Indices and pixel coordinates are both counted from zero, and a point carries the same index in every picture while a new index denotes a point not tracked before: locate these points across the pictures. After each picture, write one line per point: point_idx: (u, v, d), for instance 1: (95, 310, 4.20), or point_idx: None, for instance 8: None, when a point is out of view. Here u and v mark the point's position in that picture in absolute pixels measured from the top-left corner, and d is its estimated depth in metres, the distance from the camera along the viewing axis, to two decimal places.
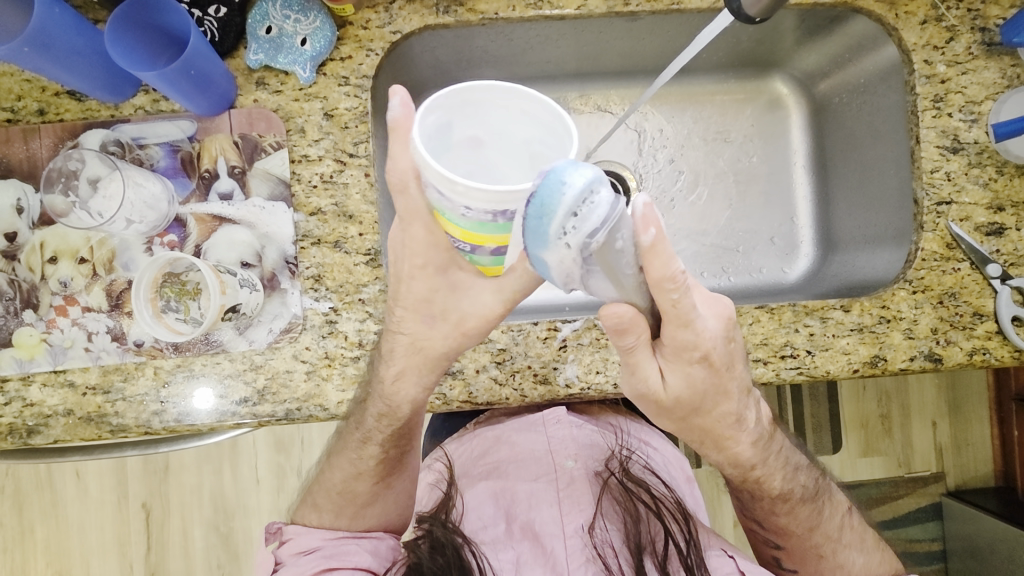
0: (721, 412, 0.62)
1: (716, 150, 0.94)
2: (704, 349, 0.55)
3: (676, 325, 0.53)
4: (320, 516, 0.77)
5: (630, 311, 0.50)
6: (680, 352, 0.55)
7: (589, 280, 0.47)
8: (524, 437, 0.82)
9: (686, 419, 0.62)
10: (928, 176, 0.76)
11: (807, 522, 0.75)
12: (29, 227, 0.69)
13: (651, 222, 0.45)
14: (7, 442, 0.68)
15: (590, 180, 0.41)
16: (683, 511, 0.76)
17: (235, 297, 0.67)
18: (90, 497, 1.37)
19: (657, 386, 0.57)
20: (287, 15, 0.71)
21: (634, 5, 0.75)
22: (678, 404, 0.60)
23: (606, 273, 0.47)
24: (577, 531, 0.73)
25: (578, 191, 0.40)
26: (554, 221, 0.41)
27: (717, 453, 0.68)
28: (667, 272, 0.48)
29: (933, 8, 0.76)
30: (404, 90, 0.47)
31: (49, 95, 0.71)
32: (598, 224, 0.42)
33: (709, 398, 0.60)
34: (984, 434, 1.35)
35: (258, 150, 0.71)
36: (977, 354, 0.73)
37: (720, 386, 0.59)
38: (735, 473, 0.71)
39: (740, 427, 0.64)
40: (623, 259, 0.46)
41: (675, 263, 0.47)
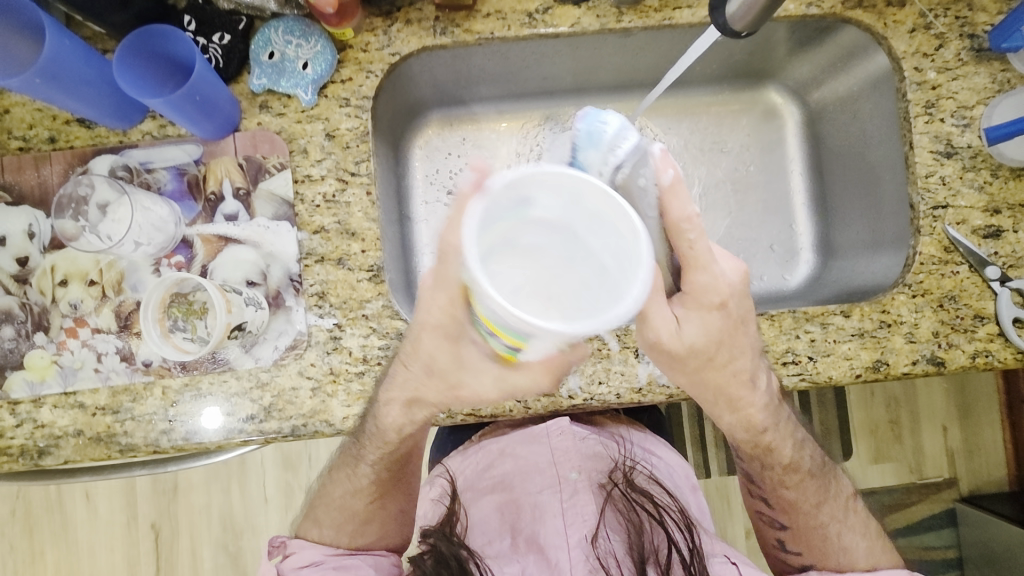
0: (736, 367, 0.65)
1: (712, 160, 0.95)
2: (722, 297, 0.61)
3: (695, 267, 0.59)
4: (322, 529, 0.77)
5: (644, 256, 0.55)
6: (700, 298, 0.61)
7: None
8: (529, 449, 0.82)
9: (700, 371, 0.65)
10: (924, 181, 0.76)
11: (816, 502, 0.76)
12: (41, 252, 0.71)
13: (669, 164, 0.56)
14: (19, 464, 0.69)
15: (620, 124, 0.57)
16: (688, 521, 0.76)
17: (240, 316, 0.70)
18: (99, 518, 1.37)
19: (672, 334, 0.61)
20: (288, 41, 0.73)
21: (627, 21, 0.76)
22: (693, 353, 0.63)
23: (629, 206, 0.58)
24: (580, 543, 0.73)
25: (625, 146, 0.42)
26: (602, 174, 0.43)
27: (732, 414, 0.70)
28: (684, 213, 0.56)
29: (921, 17, 0.78)
30: (480, 163, 0.48)
31: (60, 124, 0.73)
32: (624, 159, 0.57)
33: (723, 349, 0.63)
34: (996, 438, 1.34)
35: (262, 172, 0.72)
36: (980, 357, 0.73)
37: (736, 341, 0.63)
38: (748, 438, 0.72)
39: (753, 389, 0.67)
40: (643, 196, 0.58)
41: (691, 206, 0.56)
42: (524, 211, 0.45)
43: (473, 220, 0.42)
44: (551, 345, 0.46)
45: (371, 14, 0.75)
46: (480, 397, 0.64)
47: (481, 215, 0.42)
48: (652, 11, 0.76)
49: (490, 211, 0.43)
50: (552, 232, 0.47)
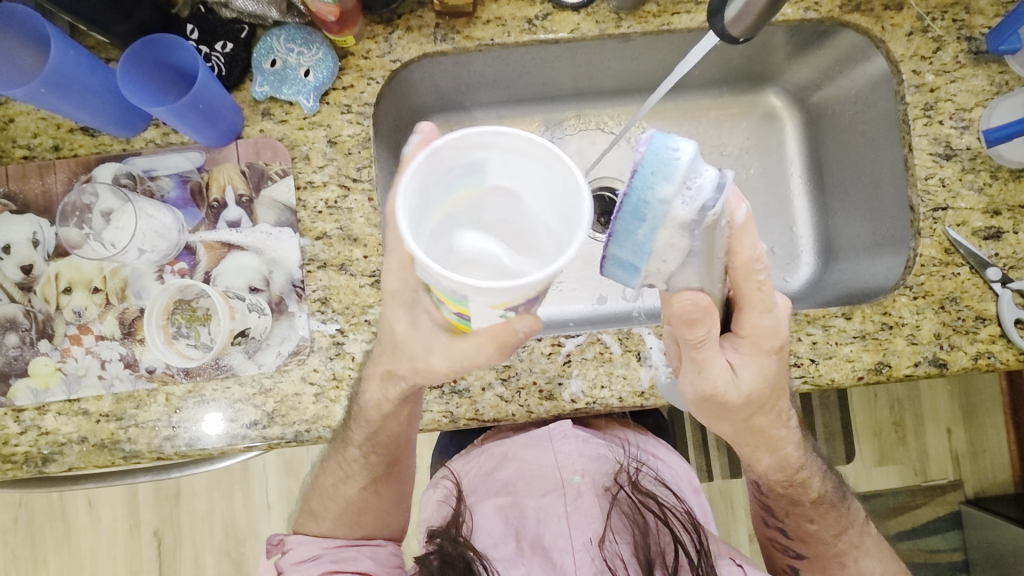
0: (780, 410, 0.64)
1: (712, 163, 0.95)
2: (780, 340, 0.59)
3: (757, 311, 0.57)
4: (319, 523, 0.77)
5: (708, 300, 0.52)
6: (757, 343, 0.59)
7: (686, 265, 0.49)
8: (532, 453, 0.82)
9: (752, 418, 0.63)
10: (923, 183, 0.77)
11: (833, 527, 0.75)
12: (45, 259, 0.71)
13: (742, 201, 0.50)
14: (23, 471, 0.70)
15: (695, 151, 0.43)
16: (693, 522, 0.76)
17: (244, 322, 0.69)
18: (102, 526, 1.37)
19: (730, 381, 0.59)
20: (290, 49, 0.74)
21: (625, 27, 0.77)
22: (750, 401, 0.60)
23: (703, 254, 0.48)
24: (586, 545, 0.73)
25: (690, 158, 0.43)
26: (665, 190, 0.43)
27: (770, 456, 0.69)
28: (753, 253, 0.52)
29: (919, 20, 0.78)
30: (429, 126, 0.53)
31: (63, 132, 0.73)
32: (708, 198, 0.43)
33: (775, 394, 0.62)
34: (1000, 440, 1.34)
35: (264, 178, 0.73)
36: (982, 358, 0.73)
37: (781, 381, 0.62)
38: (782, 478, 0.71)
39: (789, 424, 0.67)
40: (720, 235, 0.48)
41: (760, 245, 0.53)
42: (479, 177, 0.44)
43: (415, 176, 0.41)
44: (493, 310, 0.46)
45: (372, 21, 0.76)
46: (433, 370, 0.58)
47: (424, 170, 0.42)
48: (650, 16, 0.77)
49: (439, 169, 0.43)
50: (510, 201, 0.45)
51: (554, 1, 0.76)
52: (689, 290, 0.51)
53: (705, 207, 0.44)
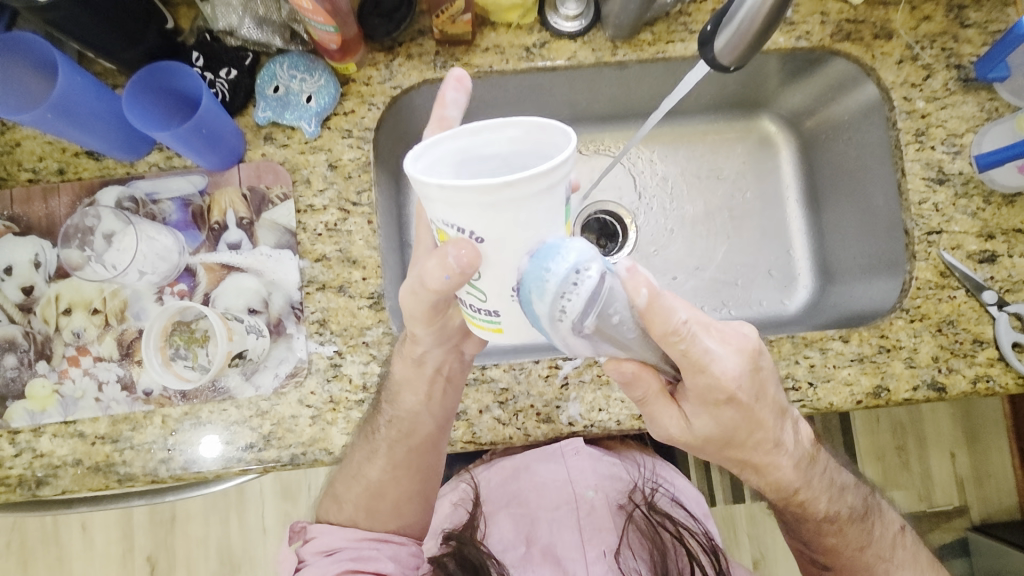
0: (758, 438, 0.62)
1: (709, 187, 0.97)
2: (728, 391, 0.56)
3: (692, 372, 0.54)
4: (341, 507, 0.76)
5: (634, 366, 0.55)
6: (703, 397, 0.56)
7: (598, 347, 0.50)
8: (545, 467, 0.81)
9: (723, 451, 0.63)
10: (916, 208, 0.78)
11: (856, 540, 0.73)
12: (46, 281, 0.72)
13: (640, 284, 0.47)
14: (16, 494, 0.69)
15: (580, 257, 0.43)
16: (712, 544, 0.78)
17: (242, 343, 0.71)
18: (95, 551, 1.35)
19: (681, 428, 0.59)
20: (293, 75, 0.75)
21: (621, 55, 0.79)
22: (709, 440, 0.61)
23: (608, 340, 0.50)
24: (599, 559, 0.75)
25: (561, 276, 0.42)
26: (540, 308, 0.43)
27: (760, 477, 0.68)
28: (669, 326, 0.49)
29: (909, 48, 0.80)
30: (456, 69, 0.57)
31: (69, 156, 0.74)
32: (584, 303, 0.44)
33: (742, 431, 0.60)
34: (1005, 464, 1.32)
35: (265, 202, 0.74)
36: (981, 382, 0.73)
37: (755, 420, 0.60)
38: (779, 497, 0.70)
39: (779, 452, 0.64)
40: (622, 324, 0.49)
41: (675, 317, 0.49)
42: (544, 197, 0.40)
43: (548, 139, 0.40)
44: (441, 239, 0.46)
45: (374, 49, 0.77)
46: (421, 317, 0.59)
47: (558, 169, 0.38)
48: (646, 45, 0.79)
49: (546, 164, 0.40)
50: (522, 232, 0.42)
51: (551, 30, 0.78)
52: (621, 361, 0.55)
53: (580, 316, 0.45)
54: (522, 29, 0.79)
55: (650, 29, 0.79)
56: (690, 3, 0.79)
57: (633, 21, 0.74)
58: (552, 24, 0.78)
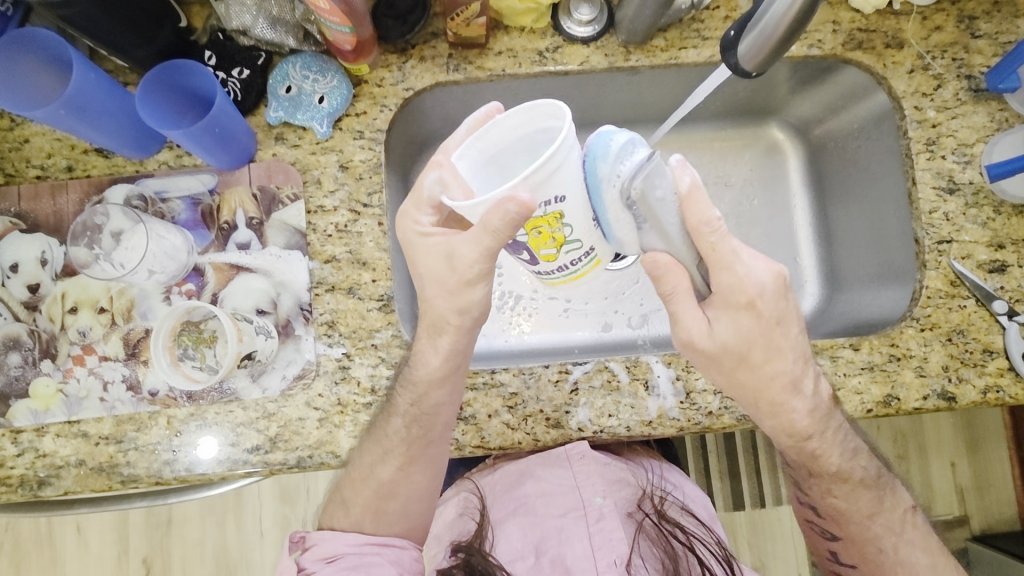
0: (774, 371, 0.63)
1: (717, 193, 0.96)
2: (751, 296, 0.59)
3: (718, 268, 0.59)
4: (349, 512, 0.74)
5: (666, 258, 0.59)
6: (727, 299, 0.60)
7: (640, 229, 0.58)
8: (551, 473, 0.79)
9: (735, 372, 0.63)
10: (927, 217, 0.77)
11: (867, 508, 0.73)
12: (52, 279, 0.71)
13: (685, 172, 0.56)
14: (17, 494, 0.68)
15: (631, 138, 0.54)
16: (725, 552, 0.78)
17: (251, 345, 0.68)
18: (90, 553, 1.34)
19: (703, 334, 0.61)
20: (306, 76, 0.75)
21: (634, 60, 0.79)
22: (727, 352, 0.61)
23: (650, 220, 0.57)
24: (610, 567, 0.74)
25: (619, 145, 0.53)
26: (603, 168, 0.54)
27: (773, 420, 0.67)
28: (704, 217, 0.57)
29: (920, 58, 0.80)
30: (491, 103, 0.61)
31: (78, 153, 0.74)
32: (634, 172, 0.54)
33: (757, 347, 0.61)
34: (1005, 474, 1.32)
35: (276, 202, 0.73)
36: (991, 392, 0.73)
37: (773, 342, 0.62)
38: (790, 443, 0.69)
39: (796, 394, 0.64)
40: (664, 205, 0.57)
41: (711, 211, 0.56)
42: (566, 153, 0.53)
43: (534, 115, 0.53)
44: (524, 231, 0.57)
45: (386, 51, 0.77)
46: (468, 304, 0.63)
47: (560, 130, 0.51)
48: (658, 50, 0.79)
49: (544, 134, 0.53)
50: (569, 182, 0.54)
51: (564, 35, 0.78)
52: (656, 252, 0.60)
53: (629, 180, 0.54)
54: (535, 32, 0.78)
55: (663, 35, 0.79)
56: (703, 9, 0.79)
57: (648, 26, 0.73)
58: (565, 28, 0.78)
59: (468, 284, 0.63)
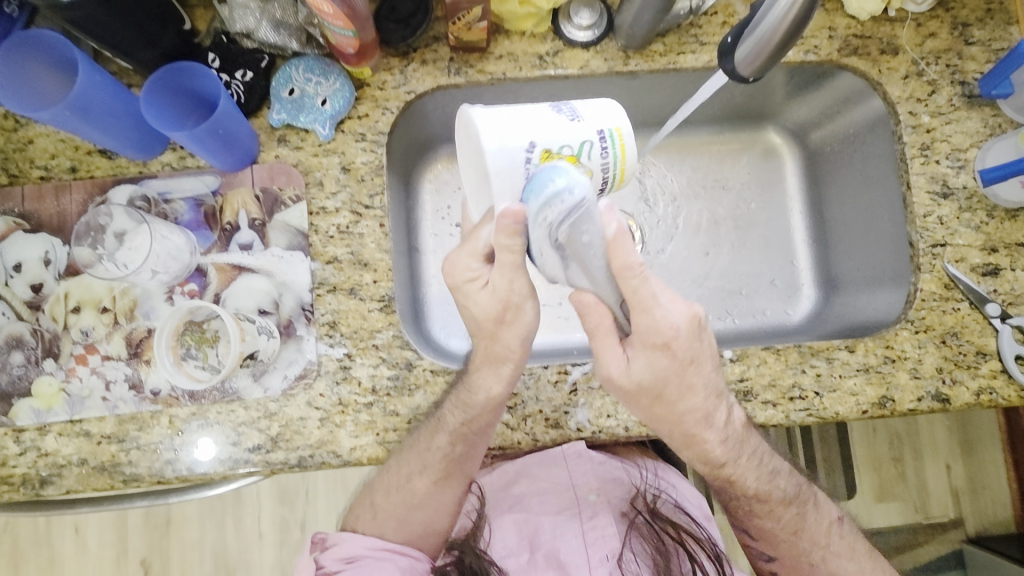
0: (689, 405, 0.64)
1: (715, 197, 0.97)
2: (666, 338, 0.59)
3: (638, 311, 0.58)
4: (377, 515, 0.77)
5: (591, 299, 0.59)
6: (643, 340, 0.60)
7: (567, 269, 0.57)
8: (546, 470, 0.80)
9: (652, 408, 0.64)
10: (922, 221, 0.78)
11: (797, 508, 0.76)
12: (55, 278, 0.72)
13: (611, 218, 0.54)
14: (19, 493, 0.69)
15: (568, 182, 0.53)
16: (716, 549, 0.78)
17: (253, 344, 0.70)
18: (88, 554, 1.34)
19: (621, 372, 0.61)
20: (309, 78, 0.75)
21: (633, 65, 0.80)
22: (642, 391, 0.63)
23: (578, 261, 0.56)
24: (603, 562, 0.75)
25: (555, 188, 0.52)
26: (531, 205, 0.53)
27: (688, 450, 0.69)
28: (628, 262, 0.55)
29: (914, 64, 0.81)
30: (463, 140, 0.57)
31: (82, 154, 0.74)
32: (558, 218, 0.53)
33: (672, 386, 0.62)
34: (999, 476, 1.33)
35: (278, 203, 0.74)
36: (984, 394, 0.74)
37: (686, 380, 0.62)
38: (706, 470, 0.72)
39: (710, 425, 0.66)
40: (589, 250, 0.55)
41: (633, 255, 0.55)
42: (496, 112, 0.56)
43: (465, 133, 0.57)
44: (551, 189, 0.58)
45: (388, 54, 0.78)
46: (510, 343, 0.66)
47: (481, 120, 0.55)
48: (657, 55, 0.80)
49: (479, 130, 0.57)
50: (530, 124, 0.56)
51: (564, 39, 0.79)
52: (582, 291, 0.59)
53: (557, 222, 0.53)
54: (536, 37, 0.79)
55: (661, 40, 0.80)
56: (702, 15, 0.80)
57: (647, 32, 0.74)
58: (565, 33, 0.79)
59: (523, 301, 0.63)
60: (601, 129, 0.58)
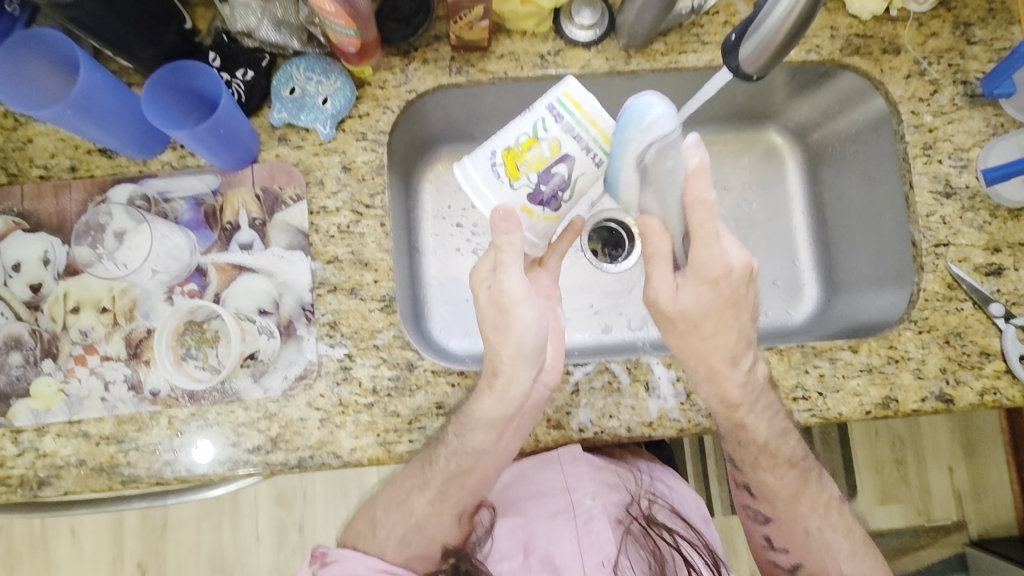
0: (718, 342, 0.66)
1: (717, 197, 0.97)
2: (719, 276, 0.62)
3: (700, 245, 0.60)
4: (377, 532, 0.77)
5: (653, 223, 0.63)
6: (698, 273, 0.62)
7: (644, 185, 0.64)
8: (542, 475, 0.79)
9: (686, 337, 0.66)
10: (925, 220, 0.78)
11: (786, 510, 0.77)
12: (54, 278, 0.71)
13: (697, 152, 0.56)
14: (16, 494, 0.68)
15: (664, 113, 0.58)
16: (712, 555, 0.79)
17: (254, 344, 0.70)
18: (84, 557, 1.33)
19: (668, 296, 0.64)
20: (309, 77, 0.75)
21: (635, 64, 0.79)
22: (682, 318, 0.65)
23: (657, 183, 0.63)
24: (598, 568, 0.74)
25: (652, 118, 0.58)
26: (632, 134, 0.59)
27: (710, 385, 0.68)
28: (701, 198, 0.57)
29: (916, 64, 0.81)
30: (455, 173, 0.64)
31: (81, 153, 0.74)
32: (655, 141, 0.59)
33: (712, 320, 0.64)
34: (1001, 479, 1.33)
35: (278, 203, 0.74)
36: (988, 395, 0.73)
37: (724, 320, 0.65)
38: (712, 430, 0.73)
39: (734, 369, 0.67)
40: (671, 176, 0.62)
41: (709, 192, 0.57)
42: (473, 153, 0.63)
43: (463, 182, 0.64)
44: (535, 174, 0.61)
45: (389, 53, 0.78)
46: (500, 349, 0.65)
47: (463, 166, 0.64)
48: (658, 54, 0.79)
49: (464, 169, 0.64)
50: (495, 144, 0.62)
51: (566, 39, 0.79)
52: (649, 216, 0.63)
53: (647, 147, 0.60)
54: (537, 36, 0.79)
55: (663, 40, 0.80)
56: (703, 14, 0.80)
57: (649, 31, 0.74)
58: (566, 32, 0.79)
59: (513, 304, 0.63)
60: (550, 102, 0.60)
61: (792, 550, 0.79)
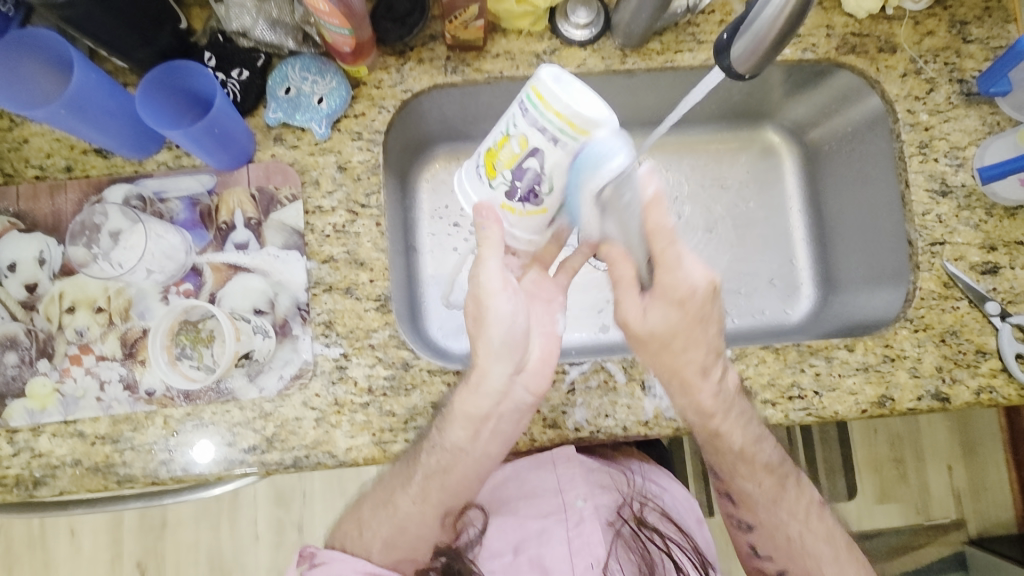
0: (688, 358, 0.69)
1: (714, 196, 0.97)
2: (685, 294, 0.67)
3: (666, 269, 0.66)
4: (363, 531, 0.77)
5: (616, 251, 0.68)
6: (666, 293, 0.68)
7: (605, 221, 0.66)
8: (535, 475, 0.80)
9: (658, 355, 0.70)
10: (921, 219, 0.78)
11: (784, 509, 0.77)
12: (50, 278, 0.71)
13: (651, 182, 0.62)
14: (12, 494, 0.68)
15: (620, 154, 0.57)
16: (701, 558, 0.78)
17: (249, 344, 0.68)
18: (83, 556, 1.33)
19: (637, 318, 0.69)
20: (305, 77, 0.75)
21: (630, 63, 0.79)
22: (653, 339, 0.69)
23: (617, 217, 0.66)
24: (587, 570, 0.74)
25: (601, 164, 0.57)
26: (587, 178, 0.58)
27: (684, 398, 0.70)
28: (662, 225, 0.64)
29: (912, 62, 0.81)
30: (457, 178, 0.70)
31: (77, 153, 0.74)
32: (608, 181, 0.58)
33: (682, 337, 0.69)
34: (1000, 477, 1.33)
35: (274, 202, 0.74)
36: (984, 393, 0.73)
37: (693, 335, 0.69)
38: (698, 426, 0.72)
39: (704, 380, 0.69)
40: (630, 210, 0.64)
41: (667, 219, 0.64)
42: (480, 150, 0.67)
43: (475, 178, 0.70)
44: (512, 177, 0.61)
45: (385, 53, 0.78)
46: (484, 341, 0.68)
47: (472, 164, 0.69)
48: (654, 54, 0.79)
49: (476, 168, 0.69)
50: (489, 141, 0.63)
51: (562, 38, 0.79)
52: (614, 243, 0.68)
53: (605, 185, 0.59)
54: (533, 35, 0.79)
55: (659, 39, 0.80)
56: (699, 13, 0.80)
57: (645, 30, 0.74)
58: (562, 31, 0.79)
59: (489, 296, 0.67)
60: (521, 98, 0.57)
61: (778, 554, 0.79)
